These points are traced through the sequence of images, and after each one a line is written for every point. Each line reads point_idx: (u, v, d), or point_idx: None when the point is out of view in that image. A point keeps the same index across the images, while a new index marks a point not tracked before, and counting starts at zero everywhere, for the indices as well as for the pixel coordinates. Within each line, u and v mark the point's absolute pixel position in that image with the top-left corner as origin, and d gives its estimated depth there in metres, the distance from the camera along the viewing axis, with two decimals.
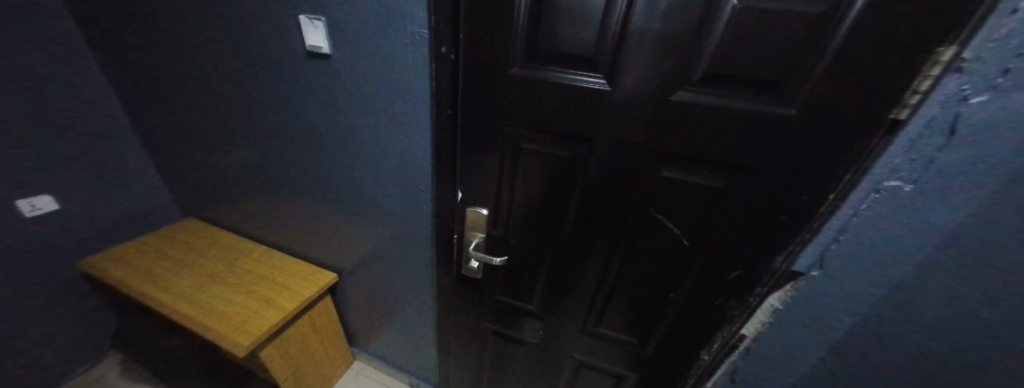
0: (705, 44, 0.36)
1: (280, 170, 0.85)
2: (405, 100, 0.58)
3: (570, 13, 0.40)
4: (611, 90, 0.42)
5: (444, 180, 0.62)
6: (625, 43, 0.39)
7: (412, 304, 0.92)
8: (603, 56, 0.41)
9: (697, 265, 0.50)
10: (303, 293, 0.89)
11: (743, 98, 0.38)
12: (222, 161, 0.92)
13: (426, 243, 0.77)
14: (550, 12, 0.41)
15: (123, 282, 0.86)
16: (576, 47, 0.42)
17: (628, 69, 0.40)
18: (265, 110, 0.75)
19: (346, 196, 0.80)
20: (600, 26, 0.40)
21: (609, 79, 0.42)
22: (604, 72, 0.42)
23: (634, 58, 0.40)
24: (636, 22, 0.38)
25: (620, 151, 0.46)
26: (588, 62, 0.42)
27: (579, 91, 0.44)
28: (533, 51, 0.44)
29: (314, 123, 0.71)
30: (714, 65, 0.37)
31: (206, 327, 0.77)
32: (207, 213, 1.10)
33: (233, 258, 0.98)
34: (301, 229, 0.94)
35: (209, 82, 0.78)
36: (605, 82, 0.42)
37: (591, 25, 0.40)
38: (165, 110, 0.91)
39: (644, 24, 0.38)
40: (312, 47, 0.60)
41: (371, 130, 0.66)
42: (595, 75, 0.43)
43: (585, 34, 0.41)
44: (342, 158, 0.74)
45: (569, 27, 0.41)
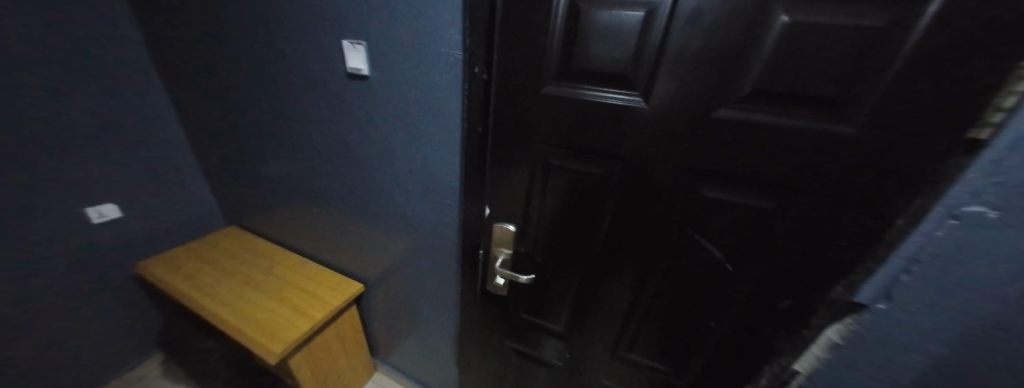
0: (747, 61, 0.35)
1: (314, 182, 0.89)
2: (435, 118, 0.60)
3: (605, 32, 0.40)
4: (648, 107, 0.41)
5: (471, 196, 0.62)
6: (660, 61, 0.39)
7: (434, 318, 0.92)
8: (637, 75, 0.41)
9: (741, 291, 0.47)
10: (331, 302, 0.91)
11: (790, 116, 0.36)
12: (262, 173, 0.98)
13: (451, 257, 0.77)
14: (584, 32, 0.41)
15: (172, 286, 0.93)
16: (610, 65, 0.42)
17: (663, 87, 0.40)
18: (305, 126, 0.80)
19: (375, 208, 0.82)
20: (635, 45, 0.40)
21: (645, 96, 0.41)
22: (638, 90, 0.41)
23: (671, 76, 0.39)
24: (675, 40, 0.37)
25: (653, 169, 0.45)
26: (622, 81, 0.42)
27: (612, 108, 0.43)
28: (565, 70, 0.44)
29: (348, 139, 0.75)
30: (758, 81, 0.35)
31: (242, 333, 0.80)
32: (246, 221, 1.17)
33: (268, 265, 1.03)
34: (331, 238, 0.98)
35: (255, 101, 0.84)
36: (641, 100, 0.42)
37: (626, 44, 0.40)
38: (214, 126, 0.99)
39: (682, 43, 0.37)
40: (352, 69, 0.64)
41: (402, 145, 0.68)
42: (631, 93, 0.42)
43: (619, 52, 0.41)
44: (373, 172, 0.77)
45: (603, 45, 0.41)
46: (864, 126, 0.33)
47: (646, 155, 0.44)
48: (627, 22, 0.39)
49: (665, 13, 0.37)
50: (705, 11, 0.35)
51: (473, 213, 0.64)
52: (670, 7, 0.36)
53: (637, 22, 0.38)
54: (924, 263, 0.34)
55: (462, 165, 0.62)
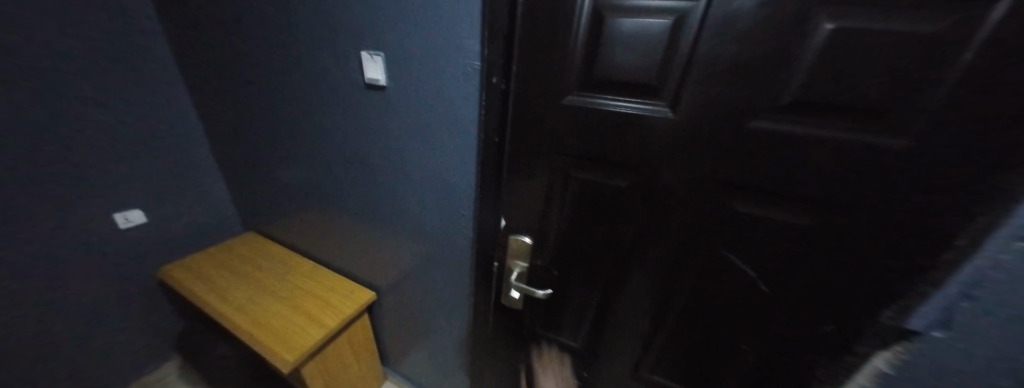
0: (787, 70, 0.33)
1: (330, 190, 0.90)
2: (451, 128, 0.60)
3: (629, 41, 0.39)
4: (675, 117, 0.40)
5: (486, 207, 0.61)
6: (690, 70, 0.37)
7: (446, 328, 0.91)
8: (663, 86, 0.39)
9: (776, 313, 0.44)
10: (344, 310, 0.91)
11: (834, 128, 0.33)
12: (279, 180, 1.00)
13: (465, 267, 0.76)
14: (607, 41, 0.40)
15: (190, 292, 0.94)
16: (635, 76, 0.40)
17: (691, 97, 0.38)
18: (323, 136, 0.81)
19: (390, 217, 0.82)
20: (661, 54, 0.38)
21: (673, 106, 0.39)
22: (664, 100, 0.40)
23: (701, 86, 0.37)
24: (705, 48, 0.35)
25: (679, 182, 0.43)
26: (646, 91, 0.40)
27: (637, 119, 0.42)
28: (587, 79, 0.43)
29: (365, 148, 0.76)
30: (797, 91, 0.33)
31: (256, 341, 0.81)
32: (264, 227, 1.19)
33: (283, 272, 1.04)
34: (346, 246, 0.98)
35: (275, 110, 0.86)
36: (668, 110, 0.40)
37: (652, 53, 0.38)
38: (234, 135, 1.02)
39: (713, 52, 0.35)
40: (370, 79, 0.64)
41: (418, 155, 0.68)
42: (656, 104, 0.40)
43: (645, 62, 0.39)
44: (388, 181, 0.77)
45: (627, 55, 0.40)
46: (919, 140, 0.30)
47: (671, 167, 0.42)
48: (654, 31, 0.37)
49: (696, 20, 0.35)
50: (740, 18, 0.32)
51: (488, 224, 0.63)
52: (700, 15, 0.34)
53: (664, 31, 0.37)
54: (988, 289, 0.32)
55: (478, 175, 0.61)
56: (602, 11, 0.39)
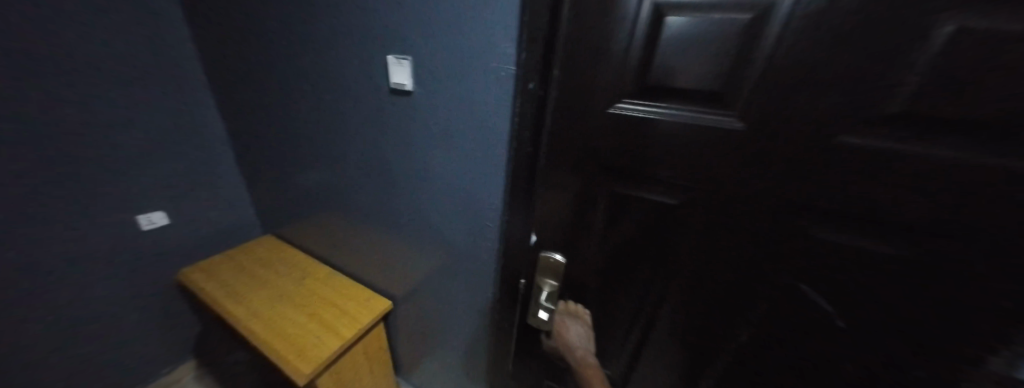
0: (892, 79, 0.28)
1: (350, 197, 0.89)
2: (480, 136, 0.57)
3: (692, 45, 0.35)
4: (744, 128, 0.35)
5: (515, 222, 0.58)
6: (763, 78, 0.33)
7: (465, 342, 0.88)
8: (729, 95, 0.35)
9: (854, 352, 0.38)
10: (361, 320, 0.89)
11: (946, 147, 0.28)
12: (299, 185, 1.00)
13: (488, 280, 0.73)
14: (666, 47, 0.36)
15: (209, 296, 0.94)
16: (696, 84, 0.36)
17: (761, 108, 0.34)
18: (345, 141, 0.80)
19: (410, 226, 0.80)
20: (728, 60, 0.34)
21: (742, 116, 0.35)
22: (729, 111, 0.36)
23: (779, 94, 0.33)
24: (788, 51, 0.31)
25: (737, 200, 0.39)
26: (707, 100, 0.37)
27: (698, 130, 0.38)
28: (641, 86, 0.39)
29: (387, 155, 0.74)
30: (905, 103, 0.28)
31: (272, 350, 0.79)
32: (282, 231, 1.19)
33: (301, 277, 1.03)
34: (364, 253, 0.96)
35: (297, 115, 0.85)
36: (737, 119, 0.36)
37: (718, 59, 0.34)
38: (255, 139, 1.02)
39: (795, 58, 0.31)
40: (395, 84, 0.62)
41: (442, 163, 0.65)
42: (721, 114, 0.36)
43: (709, 69, 0.35)
44: (410, 190, 0.74)
45: (689, 61, 0.36)
46: None
47: (729, 184, 0.38)
48: (723, 34, 0.33)
49: (778, 22, 0.30)
50: (836, 19, 0.28)
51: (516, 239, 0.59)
52: (784, 17, 0.30)
53: (736, 34, 0.33)
54: None
55: (507, 187, 0.58)
56: (663, 13, 0.35)
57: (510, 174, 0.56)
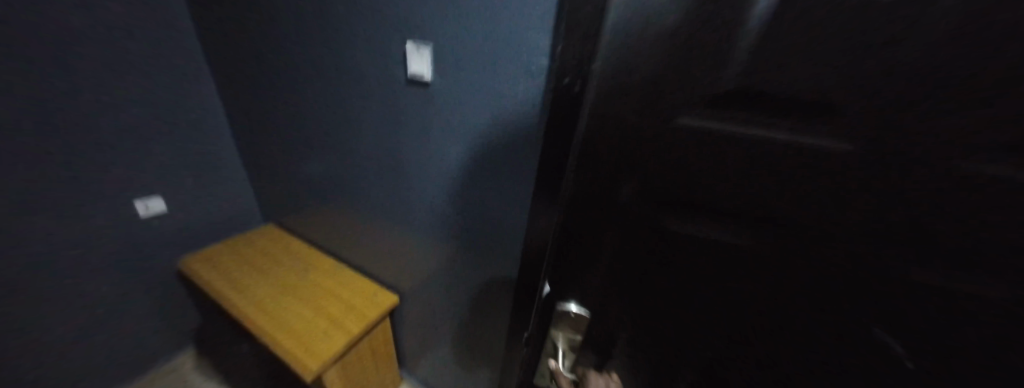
0: None
1: (359, 190, 0.85)
2: (508, 133, 0.54)
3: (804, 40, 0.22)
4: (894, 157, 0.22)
5: (542, 225, 0.55)
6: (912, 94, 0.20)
7: (473, 339, 0.87)
8: (866, 108, 0.22)
9: None
10: (368, 315, 0.88)
11: None
12: (305, 175, 0.96)
13: (503, 279, 0.71)
14: (760, 38, 0.23)
15: (211, 286, 0.92)
16: (807, 83, 0.23)
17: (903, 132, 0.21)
18: (355, 131, 0.75)
19: (423, 222, 0.77)
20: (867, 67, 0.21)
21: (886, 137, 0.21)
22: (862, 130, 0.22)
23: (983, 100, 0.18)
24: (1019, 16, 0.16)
25: (840, 263, 0.25)
26: (801, 118, 0.24)
27: (805, 156, 0.24)
28: (713, 90, 0.26)
29: (402, 149, 0.70)
30: None
31: (278, 344, 0.77)
32: (286, 221, 1.16)
33: (305, 269, 1.01)
34: (371, 247, 0.94)
35: (305, 103, 0.81)
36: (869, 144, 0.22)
37: (852, 56, 0.21)
38: (259, 126, 0.97)
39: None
40: (414, 74, 0.58)
41: (460, 160, 0.62)
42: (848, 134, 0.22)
43: (824, 72, 0.22)
44: (425, 185, 0.71)
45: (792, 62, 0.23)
46: None
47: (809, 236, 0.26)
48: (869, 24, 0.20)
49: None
50: None
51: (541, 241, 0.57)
52: None
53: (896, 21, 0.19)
54: None
55: (534, 187, 0.54)
56: None
57: (537, 174, 0.53)
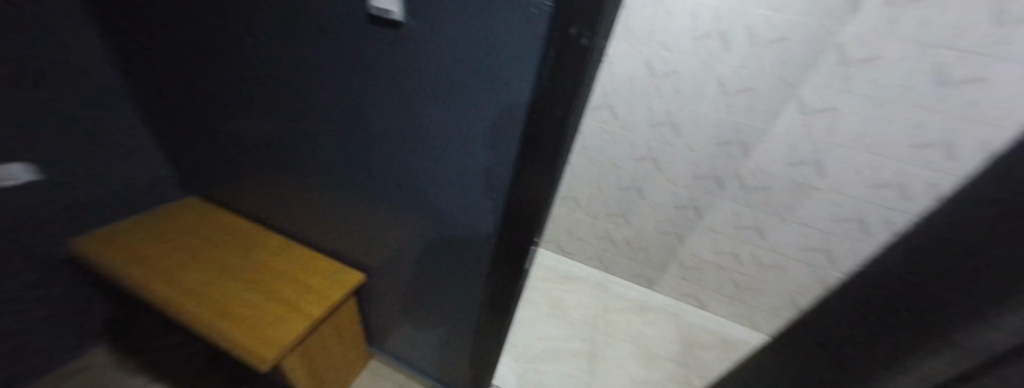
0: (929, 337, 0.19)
1: (313, 156, 0.73)
2: (498, 92, 0.47)
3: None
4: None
5: (537, 193, 0.53)
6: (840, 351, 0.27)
7: (450, 313, 0.84)
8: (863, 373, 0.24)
9: None
10: (330, 295, 0.79)
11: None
12: (239, 139, 0.78)
13: (483, 253, 0.68)
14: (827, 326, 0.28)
15: (122, 275, 0.76)
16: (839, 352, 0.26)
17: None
18: (304, 85, 0.62)
19: (395, 195, 0.69)
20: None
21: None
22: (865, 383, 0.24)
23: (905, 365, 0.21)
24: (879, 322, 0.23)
25: None
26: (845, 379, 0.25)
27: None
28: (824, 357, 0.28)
29: (366, 109, 0.59)
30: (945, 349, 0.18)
31: (222, 335, 0.67)
32: (214, 194, 0.97)
33: (247, 249, 0.88)
34: (329, 222, 0.84)
35: (230, 43, 0.63)
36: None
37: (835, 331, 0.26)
38: (164, 73, 0.75)
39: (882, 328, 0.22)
40: (379, 10, 0.46)
41: (438, 123, 0.54)
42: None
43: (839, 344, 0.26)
44: (397, 153, 0.63)
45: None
46: None
47: None
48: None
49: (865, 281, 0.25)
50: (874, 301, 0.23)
51: (533, 211, 0.56)
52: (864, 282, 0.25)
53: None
54: None
55: (527, 155, 0.50)
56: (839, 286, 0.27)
57: (532, 141, 0.48)
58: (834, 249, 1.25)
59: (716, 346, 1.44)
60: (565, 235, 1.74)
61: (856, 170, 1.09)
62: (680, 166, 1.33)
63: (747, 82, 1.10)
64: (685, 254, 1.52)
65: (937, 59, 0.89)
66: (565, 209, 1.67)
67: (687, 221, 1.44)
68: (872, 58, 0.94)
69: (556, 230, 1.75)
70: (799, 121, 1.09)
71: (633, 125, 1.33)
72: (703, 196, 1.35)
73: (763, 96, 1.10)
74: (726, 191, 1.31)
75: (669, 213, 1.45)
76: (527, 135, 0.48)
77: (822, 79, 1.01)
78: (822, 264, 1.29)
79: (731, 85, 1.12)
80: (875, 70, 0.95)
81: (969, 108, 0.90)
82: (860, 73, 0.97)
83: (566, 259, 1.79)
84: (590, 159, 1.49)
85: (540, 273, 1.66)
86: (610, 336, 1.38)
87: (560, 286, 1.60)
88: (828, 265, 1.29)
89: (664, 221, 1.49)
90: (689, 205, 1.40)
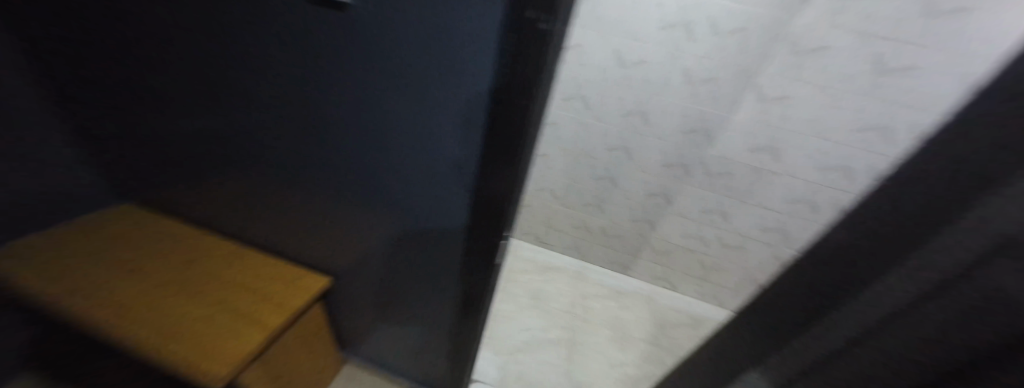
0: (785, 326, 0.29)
1: (263, 153, 0.66)
2: (459, 80, 0.44)
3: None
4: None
5: (505, 185, 0.52)
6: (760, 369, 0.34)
7: (424, 313, 0.82)
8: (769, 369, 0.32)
9: None
10: (292, 303, 0.74)
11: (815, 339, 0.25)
12: (174, 136, 0.70)
13: (453, 250, 0.66)
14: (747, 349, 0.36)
15: (36, 296, 0.66)
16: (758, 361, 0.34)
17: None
18: (244, 73, 0.55)
19: (357, 193, 0.65)
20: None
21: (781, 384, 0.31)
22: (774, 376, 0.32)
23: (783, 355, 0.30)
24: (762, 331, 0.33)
25: None
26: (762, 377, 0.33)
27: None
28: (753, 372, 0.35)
29: (317, 100, 0.54)
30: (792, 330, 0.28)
31: (164, 354, 0.61)
32: (153, 199, 0.87)
33: (193, 259, 0.80)
34: (286, 225, 0.77)
35: (151, 26, 0.55)
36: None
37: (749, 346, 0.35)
38: (73, 61, 0.64)
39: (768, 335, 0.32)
40: None
41: (396, 114, 0.51)
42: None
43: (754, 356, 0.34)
44: (356, 147, 0.58)
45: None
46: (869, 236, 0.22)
47: None
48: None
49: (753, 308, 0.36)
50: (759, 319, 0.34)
51: (502, 205, 0.54)
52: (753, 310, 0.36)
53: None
54: None
55: (494, 146, 0.48)
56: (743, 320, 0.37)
57: (498, 131, 0.46)
58: (788, 229, 1.35)
59: (686, 325, 1.52)
60: (543, 227, 1.75)
61: (807, 154, 1.17)
62: (649, 155, 1.37)
63: (710, 71, 1.14)
64: (657, 240, 1.58)
65: (874, 49, 0.96)
66: (542, 200, 1.68)
67: (657, 208, 1.49)
68: (820, 48, 1.00)
69: (533, 222, 1.75)
70: (757, 109, 1.15)
71: (605, 115, 1.34)
72: (672, 183, 1.41)
73: (725, 85, 1.14)
74: (693, 177, 1.36)
75: (641, 201, 1.50)
76: (493, 125, 0.46)
77: (777, 69, 1.07)
78: (778, 243, 1.40)
79: (696, 75, 1.16)
80: (822, 60, 1.02)
81: (900, 95, 1.00)
82: (809, 62, 1.03)
83: (545, 250, 1.81)
84: (565, 149, 1.49)
85: (518, 266, 1.66)
86: (588, 323, 1.41)
87: (539, 278, 1.62)
88: (783, 243, 1.39)
89: (637, 209, 1.53)
90: (660, 192, 1.45)
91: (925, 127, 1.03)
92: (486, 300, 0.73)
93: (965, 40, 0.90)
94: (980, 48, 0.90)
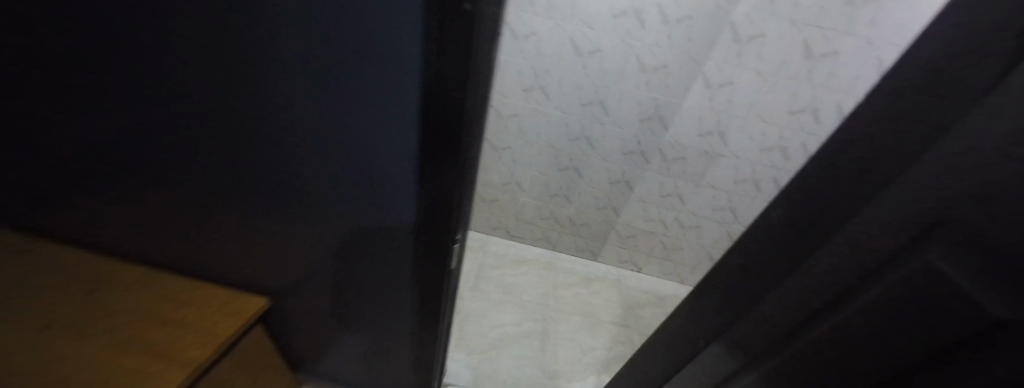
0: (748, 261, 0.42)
1: (149, 166, 0.52)
2: (389, 65, 0.37)
3: (922, 65, 0.22)
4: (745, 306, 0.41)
5: (456, 182, 0.48)
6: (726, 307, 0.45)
7: (382, 323, 0.76)
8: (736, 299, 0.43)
9: None
10: (224, 330, 0.66)
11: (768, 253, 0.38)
12: (16, 151, 0.53)
13: (405, 257, 0.61)
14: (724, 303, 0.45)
15: None
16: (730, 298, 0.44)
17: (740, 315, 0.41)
18: (92, 65, 0.41)
19: (286, 202, 0.56)
20: (855, 116, 0.28)
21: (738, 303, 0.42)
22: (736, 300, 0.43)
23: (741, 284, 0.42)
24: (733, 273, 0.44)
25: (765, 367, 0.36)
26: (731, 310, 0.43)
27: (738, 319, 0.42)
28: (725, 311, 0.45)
29: (203, 95, 0.42)
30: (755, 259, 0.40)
31: None
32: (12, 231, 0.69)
33: (77, 297, 0.64)
34: (203, 245, 0.66)
35: None
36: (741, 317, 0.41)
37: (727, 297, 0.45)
38: None
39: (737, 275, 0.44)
40: None
41: (310, 116, 0.43)
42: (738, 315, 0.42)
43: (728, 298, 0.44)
44: (272, 151, 0.48)
45: (957, 86, 0.19)
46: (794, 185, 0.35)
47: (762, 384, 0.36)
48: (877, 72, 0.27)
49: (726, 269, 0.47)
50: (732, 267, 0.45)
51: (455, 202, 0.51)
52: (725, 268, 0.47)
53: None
54: None
55: (439, 141, 0.43)
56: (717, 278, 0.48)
57: (441, 124, 0.41)
58: (736, 207, 1.45)
59: (652, 304, 1.61)
60: (512, 220, 1.73)
61: (751, 137, 1.26)
62: (610, 144, 1.39)
63: (661, 59, 1.16)
64: (622, 225, 1.63)
65: (804, 36, 1.04)
66: (510, 194, 1.65)
67: (620, 194, 1.53)
68: (756, 36, 1.06)
69: (502, 217, 1.72)
70: (705, 95, 1.20)
71: (565, 105, 1.33)
72: (632, 170, 1.44)
73: (674, 73, 1.18)
74: (651, 164, 1.41)
75: (605, 189, 1.53)
76: (435, 117, 0.41)
77: (721, 56, 1.12)
78: (729, 220, 1.50)
79: (648, 63, 1.18)
80: (760, 47, 1.08)
81: (825, 79, 1.09)
82: (748, 49, 1.09)
83: (515, 243, 1.79)
84: (528, 142, 1.46)
85: (489, 262, 1.63)
86: (561, 312, 1.43)
87: (510, 272, 1.60)
88: (733, 221, 1.50)
89: (601, 197, 1.56)
90: (621, 180, 1.49)
91: (846, 108, 1.13)
92: (448, 303, 0.70)
93: (876, 27, 1.00)
94: (887, 34, 1.00)
